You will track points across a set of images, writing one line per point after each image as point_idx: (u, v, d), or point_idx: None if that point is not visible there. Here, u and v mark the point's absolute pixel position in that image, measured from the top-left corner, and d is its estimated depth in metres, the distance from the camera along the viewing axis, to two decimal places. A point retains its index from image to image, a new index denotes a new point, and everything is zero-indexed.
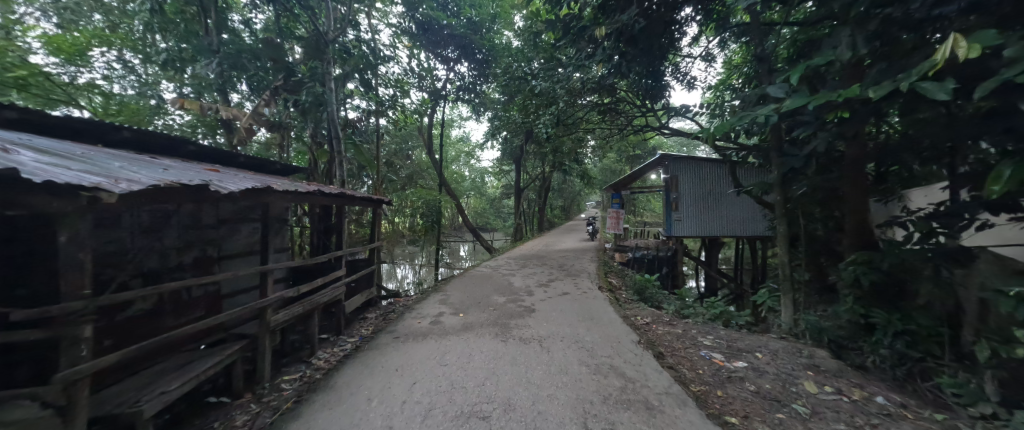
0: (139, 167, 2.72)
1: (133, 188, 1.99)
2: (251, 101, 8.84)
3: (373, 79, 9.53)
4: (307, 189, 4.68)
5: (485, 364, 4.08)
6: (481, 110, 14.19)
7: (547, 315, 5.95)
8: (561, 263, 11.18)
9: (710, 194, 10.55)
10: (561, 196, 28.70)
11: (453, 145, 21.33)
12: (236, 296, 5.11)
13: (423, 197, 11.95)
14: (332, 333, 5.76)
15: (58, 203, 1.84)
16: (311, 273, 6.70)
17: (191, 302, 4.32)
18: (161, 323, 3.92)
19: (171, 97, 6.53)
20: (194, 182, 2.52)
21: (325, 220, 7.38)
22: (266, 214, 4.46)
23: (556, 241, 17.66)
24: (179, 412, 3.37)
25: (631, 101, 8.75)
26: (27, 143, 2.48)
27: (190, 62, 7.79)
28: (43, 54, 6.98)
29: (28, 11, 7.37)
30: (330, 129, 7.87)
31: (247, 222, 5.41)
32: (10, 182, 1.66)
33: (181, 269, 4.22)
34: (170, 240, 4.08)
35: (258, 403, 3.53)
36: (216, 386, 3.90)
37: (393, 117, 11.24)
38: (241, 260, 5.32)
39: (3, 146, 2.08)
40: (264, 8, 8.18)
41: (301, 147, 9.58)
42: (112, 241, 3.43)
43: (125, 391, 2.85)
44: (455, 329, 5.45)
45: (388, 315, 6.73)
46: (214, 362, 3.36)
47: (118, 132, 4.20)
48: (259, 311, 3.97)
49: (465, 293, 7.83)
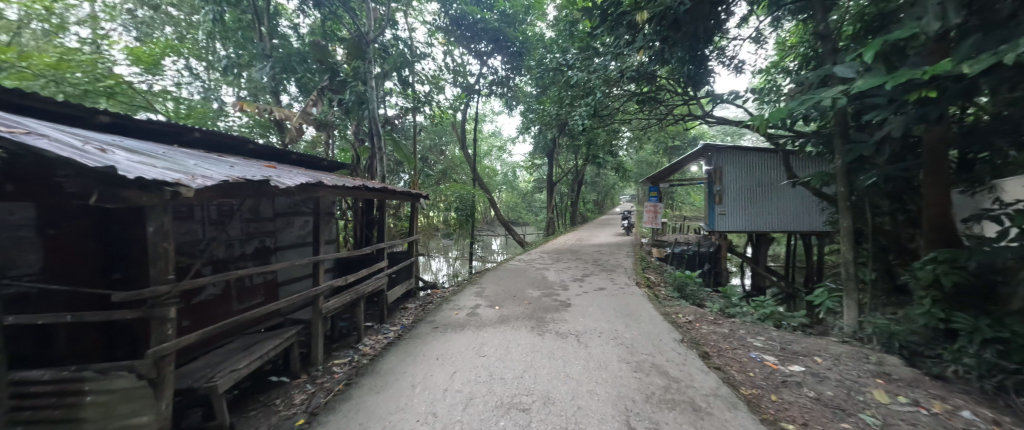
0: (210, 164, 2.97)
1: (206, 184, 2.20)
2: (299, 102, 9.39)
3: (410, 77, 9.76)
4: (354, 184, 4.91)
5: (523, 356, 4.11)
6: (513, 104, 14.16)
7: (584, 309, 5.90)
8: (595, 258, 10.97)
9: (758, 186, 9.87)
10: (594, 190, 28.10)
11: (484, 140, 21.46)
12: (290, 283, 5.48)
13: (456, 191, 12.00)
14: (376, 321, 6.06)
15: (146, 196, 2.05)
16: (355, 265, 7.05)
17: (252, 288, 4.68)
18: (229, 307, 4.31)
19: (231, 101, 7.08)
20: (256, 178, 2.74)
21: (367, 213, 7.73)
22: (317, 207, 4.74)
23: (590, 235, 17.37)
24: (245, 389, 3.69)
25: (672, 89, 8.28)
26: (119, 144, 2.77)
27: (246, 67, 8.38)
28: (125, 65, 7.79)
29: (113, 27, 8.26)
30: (372, 126, 8.20)
31: (299, 215, 5.77)
32: (112, 178, 1.90)
33: (244, 258, 4.60)
34: (234, 233, 4.44)
35: (313, 383, 3.80)
36: (275, 366, 4.21)
37: (429, 113, 11.50)
38: (295, 251, 5.69)
39: (102, 147, 2.34)
40: (310, 12, 8.58)
41: (345, 144, 10.08)
42: (190, 231, 3.81)
43: (202, 367, 3.16)
44: (492, 321, 5.54)
45: (427, 306, 6.96)
46: (275, 344, 3.64)
47: (190, 133, 4.59)
48: (313, 298, 4.25)
49: (500, 286, 7.92)
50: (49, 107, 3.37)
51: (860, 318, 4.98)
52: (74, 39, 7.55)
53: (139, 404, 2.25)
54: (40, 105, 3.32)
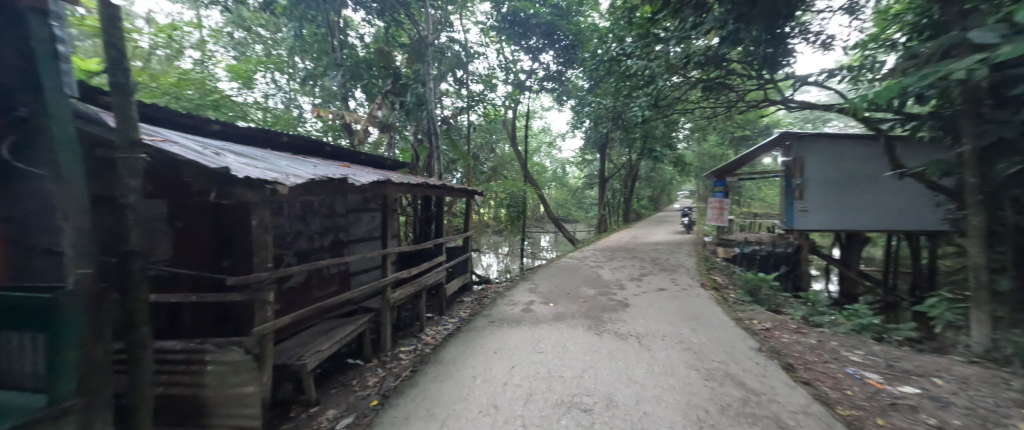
0: (298, 165, 3.31)
1: (297, 183, 2.45)
2: (365, 106, 10.10)
3: (464, 77, 10.01)
4: (417, 182, 5.16)
5: (582, 355, 4.04)
6: (565, 99, 13.93)
7: (644, 310, 5.63)
8: (653, 257, 10.42)
9: (849, 179, 8.66)
10: (649, 186, 26.70)
11: (534, 136, 21.41)
12: (361, 274, 5.93)
13: (508, 188, 12.10)
14: (436, 312, 6.35)
15: (251, 194, 2.35)
16: (415, 258, 7.44)
17: (330, 277, 5.16)
18: (311, 293, 4.79)
19: (309, 108, 7.83)
20: (336, 176, 2.99)
21: (426, 209, 8.12)
22: (384, 203, 5.07)
23: (646, 233, 16.56)
24: (327, 369, 4.10)
25: (743, 74, 7.54)
26: (229, 149, 3.21)
27: (321, 76, 9.20)
28: (226, 81, 8.94)
29: (217, 49, 9.54)
30: (430, 126, 8.56)
31: (368, 212, 6.22)
32: (227, 177, 2.20)
33: (323, 250, 5.07)
34: (315, 227, 4.92)
35: (383, 368, 4.10)
36: (351, 350, 4.61)
37: (482, 112, 11.73)
38: (364, 244, 6.16)
39: (218, 151, 2.73)
40: (375, 21, 9.17)
41: (405, 145, 10.65)
42: (281, 225, 4.29)
43: (293, 345, 3.57)
44: (547, 318, 5.51)
45: (482, 300, 7.14)
46: (351, 329, 3.99)
47: (280, 137, 5.16)
48: (382, 288, 4.57)
49: (554, 284, 7.85)
50: (175, 118, 3.98)
51: (993, 335, 4.14)
52: (189, 61, 8.84)
53: (244, 376, 2.61)
54: (170, 117, 3.94)
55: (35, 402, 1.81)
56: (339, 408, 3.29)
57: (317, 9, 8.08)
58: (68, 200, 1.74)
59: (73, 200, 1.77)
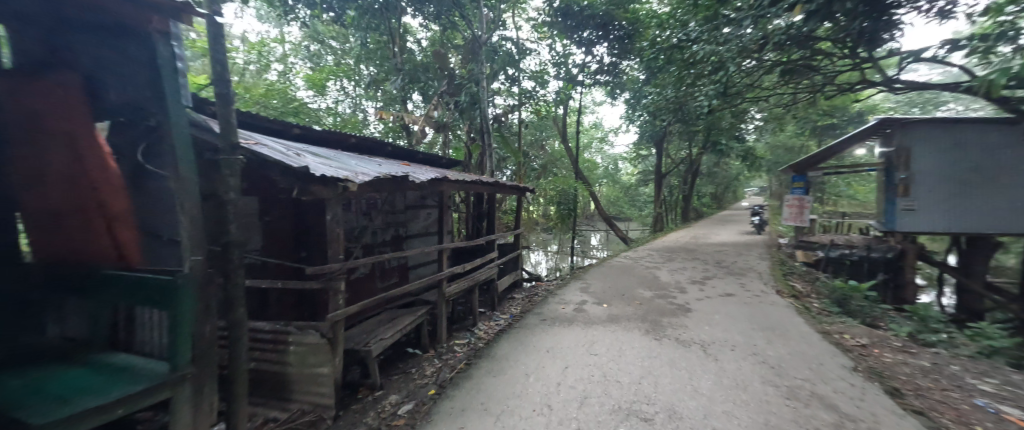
0: (365, 164, 3.55)
1: (366, 181, 2.63)
2: (422, 108, 10.57)
3: (516, 74, 10.02)
4: (471, 179, 5.28)
5: (639, 360, 3.84)
6: (619, 92, 13.37)
7: (709, 316, 5.21)
8: (717, 260, 9.61)
9: (972, 171, 7.24)
10: (711, 182, 24.71)
11: (586, 132, 20.87)
12: (418, 268, 6.22)
13: (559, 185, 11.92)
14: (488, 308, 6.47)
15: (326, 191, 2.56)
16: (468, 254, 7.65)
17: (391, 270, 5.48)
18: (375, 284, 5.13)
19: (373, 111, 8.38)
20: (398, 174, 3.16)
21: (478, 206, 8.31)
22: (441, 200, 5.26)
23: (708, 233, 15.34)
24: (389, 356, 4.38)
25: (831, 54, 6.62)
26: (307, 150, 3.54)
27: (383, 81, 9.80)
28: (304, 89, 9.89)
29: (297, 61, 10.59)
30: (483, 125, 8.70)
31: (425, 208, 6.50)
32: (306, 175, 2.42)
33: (385, 244, 5.40)
34: (379, 222, 5.25)
35: (440, 359, 4.27)
36: (410, 339, 4.87)
37: (534, 109, 11.67)
38: (422, 239, 6.45)
39: (299, 152, 3.03)
40: (431, 26, 9.53)
41: (458, 143, 10.97)
42: (349, 220, 4.65)
43: (360, 332, 3.85)
44: (601, 320, 5.33)
45: (533, 298, 7.13)
46: (410, 320, 4.20)
47: (348, 139, 5.58)
48: (438, 282, 4.75)
49: (607, 284, 7.58)
50: (264, 124, 4.48)
51: None
52: (275, 73, 9.92)
53: (319, 357, 2.88)
54: (260, 123, 4.44)
55: (161, 368, 2.17)
56: (401, 394, 3.50)
57: (380, 18, 8.58)
58: (185, 193, 2.12)
59: (188, 194, 2.14)
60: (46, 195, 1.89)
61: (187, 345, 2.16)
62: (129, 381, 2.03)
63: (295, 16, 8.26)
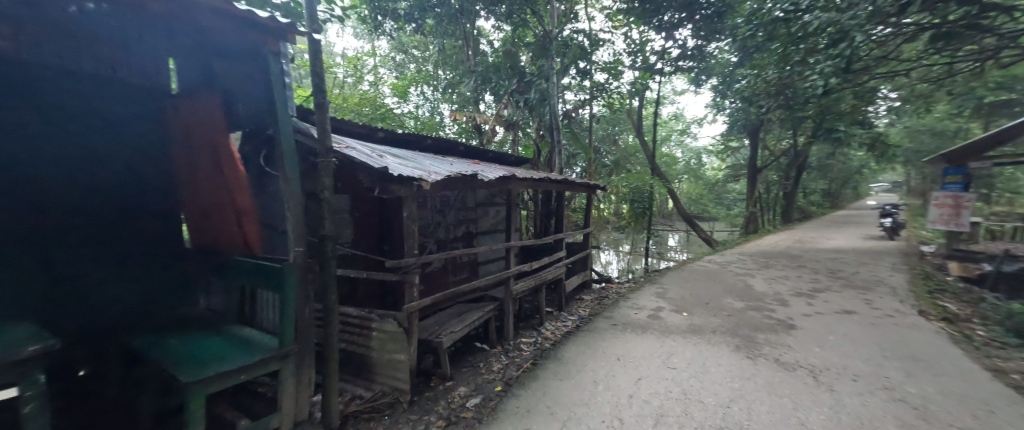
0: (439, 164, 3.73)
1: (438, 180, 2.74)
2: (493, 107, 10.81)
3: (588, 67, 9.64)
4: (539, 176, 5.21)
5: (726, 379, 3.38)
6: (705, 78, 12.07)
7: (818, 336, 4.40)
8: (830, 268, 8.10)
9: None
10: (822, 177, 20.97)
11: (665, 125, 19.32)
12: (488, 264, 6.38)
13: (632, 182, 11.20)
14: (556, 307, 6.36)
15: (404, 189, 2.74)
16: (537, 252, 7.62)
17: (462, 265, 5.71)
18: (447, 278, 5.39)
19: (449, 113, 8.85)
20: (467, 172, 3.24)
21: (547, 204, 8.21)
22: (509, 198, 5.30)
23: (817, 237, 13.05)
24: (460, 348, 4.56)
25: (1014, 6, 5.04)
26: (390, 151, 3.83)
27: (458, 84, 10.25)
28: (391, 97, 10.86)
29: (384, 71, 11.66)
30: (553, 121, 8.57)
31: (495, 206, 6.62)
32: (387, 175, 2.61)
33: (457, 240, 5.64)
34: (451, 219, 5.49)
35: (507, 356, 4.30)
36: (479, 334, 5.01)
37: (606, 103, 11.13)
38: (491, 236, 6.59)
39: (382, 154, 3.29)
40: (504, 26, 9.68)
41: (528, 141, 10.98)
42: (425, 217, 4.95)
43: (433, 323, 4.06)
44: (680, 329, 4.85)
45: (603, 301, 6.82)
46: (479, 314, 4.31)
47: (425, 140, 5.94)
48: (505, 279, 4.80)
49: (688, 290, 6.89)
50: (355, 130, 4.99)
51: None
52: (366, 84, 11.02)
53: (396, 345, 3.07)
54: (352, 129, 4.96)
55: (272, 343, 2.53)
56: (469, 387, 3.60)
57: (456, 23, 8.96)
58: (289, 190, 2.44)
59: (291, 191, 2.46)
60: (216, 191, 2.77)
61: (290, 324, 2.49)
62: (250, 351, 2.41)
63: (383, 31, 9.12)
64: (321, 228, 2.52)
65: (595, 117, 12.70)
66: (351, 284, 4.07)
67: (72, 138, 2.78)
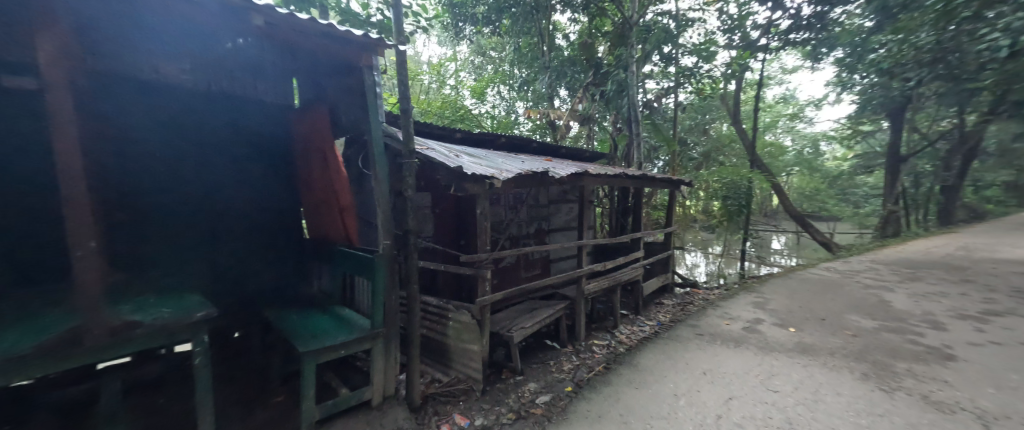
0: (511, 162, 3.79)
1: (509, 177, 2.78)
2: (568, 102, 10.60)
3: (673, 52, 8.84)
4: (615, 172, 4.96)
5: (848, 413, 2.81)
6: (825, 51, 10.12)
7: (990, 373, 3.39)
8: (1013, 286, 6.17)
9: None
10: (1003, 166, 16.06)
11: (770, 110, 16.64)
12: (560, 262, 6.32)
13: (726, 175, 9.82)
14: (632, 311, 6.02)
15: (477, 187, 2.84)
16: (612, 252, 7.29)
17: (533, 262, 5.75)
18: (518, 274, 5.49)
19: (524, 111, 8.97)
20: (538, 169, 3.23)
21: (624, 201, 7.79)
22: (582, 195, 5.16)
23: (992, 243, 10.05)
24: (531, 344, 4.60)
25: None
26: (465, 151, 4.01)
27: (533, 81, 10.29)
28: (470, 98, 11.44)
29: (464, 75, 12.29)
30: (632, 113, 8.07)
31: (568, 203, 6.50)
32: (463, 174, 2.74)
33: (529, 237, 5.68)
34: (523, 216, 5.56)
35: (578, 358, 4.21)
36: (550, 332, 4.99)
37: (695, 89, 10.08)
38: (564, 234, 6.50)
39: (458, 154, 3.46)
40: (580, 18, 9.41)
41: (604, 135, 10.54)
42: (497, 214, 5.11)
43: (505, 317, 4.16)
44: (784, 347, 4.19)
45: (687, 307, 6.23)
46: (550, 312, 4.29)
47: (499, 139, 6.11)
48: (577, 278, 4.70)
49: (795, 302, 5.91)
50: (437, 132, 5.36)
51: None
52: (448, 87, 11.70)
53: (469, 335, 3.22)
54: (434, 131, 5.33)
55: (365, 323, 2.86)
56: (539, 384, 3.61)
57: (532, 21, 9.00)
58: (379, 189, 2.72)
59: (381, 190, 2.74)
60: (324, 191, 3.26)
61: (379, 309, 2.78)
62: (347, 329, 2.76)
63: (463, 35, 9.59)
64: (405, 223, 2.76)
65: (681, 106, 11.61)
66: (431, 275, 4.40)
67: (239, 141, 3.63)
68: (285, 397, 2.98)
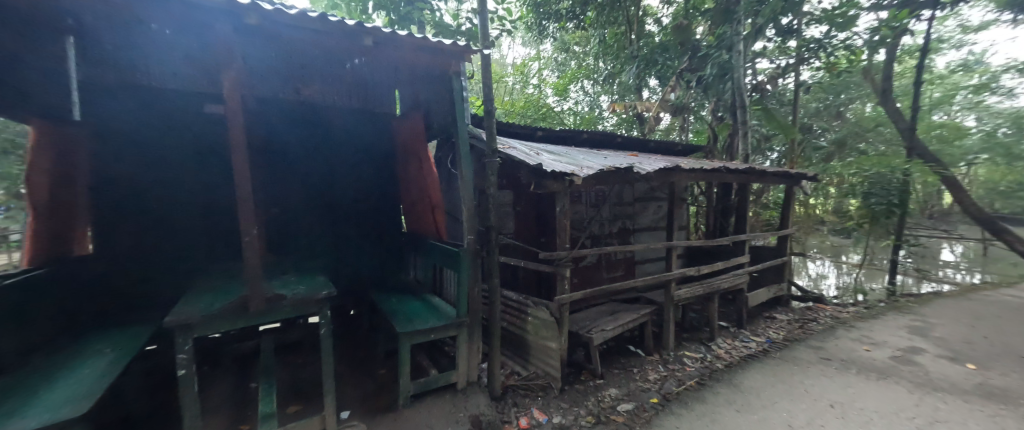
0: (593, 158, 3.67)
1: (590, 174, 2.69)
2: (659, 91, 9.79)
3: (794, 23, 7.43)
4: (714, 166, 4.42)
5: None
6: None
7: None
8: None
9: None
10: None
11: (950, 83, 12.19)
12: (647, 264, 5.91)
13: (869, 167, 7.99)
14: (733, 323, 5.32)
15: (557, 185, 2.82)
16: (710, 256, 6.53)
17: (616, 262, 5.49)
18: (600, 274, 5.31)
19: (608, 105, 8.64)
20: (622, 165, 3.06)
21: (725, 199, 6.90)
22: (672, 192, 4.73)
23: None
24: (612, 348, 4.41)
25: None
26: (546, 149, 4.03)
27: (619, 73, 9.75)
28: (552, 96, 11.43)
29: (547, 72, 12.27)
30: (737, 98, 7.06)
31: (656, 200, 6.03)
32: (544, 172, 2.76)
33: (612, 236, 5.44)
34: (605, 214, 5.34)
35: (666, 369, 3.89)
36: (634, 338, 4.70)
37: (825, 64, 8.31)
38: (651, 234, 6.05)
39: (538, 151, 3.49)
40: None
41: (702, 125, 9.46)
42: (578, 211, 5.02)
43: (584, 318, 4.06)
44: (956, 390, 3.26)
45: (808, 326, 5.25)
46: (633, 316, 4.04)
47: (581, 135, 5.97)
48: (665, 283, 4.35)
49: (977, 336, 4.52)
50: (519, 131, 5.48)
51: None
52: (531, 87, 12.13)
53: (548, 333, 3.24)
54: (517, 131, 5.47)
55: (451, 312, 3.09)
56: (621, 391, 3.44)
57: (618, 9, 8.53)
58: (464, 187, 2.90)
59: (466, 189, 2.91)
60: (419, 189, 3.61)
61: (463, 300, 2.96)
62: (436, 316, 3.02)
63: (547, 33, 9.56)
64: (488, 220, 2.89)
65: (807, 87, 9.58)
66: (512, 271, 4.54)
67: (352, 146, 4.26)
68: (386, 371, 3.38)
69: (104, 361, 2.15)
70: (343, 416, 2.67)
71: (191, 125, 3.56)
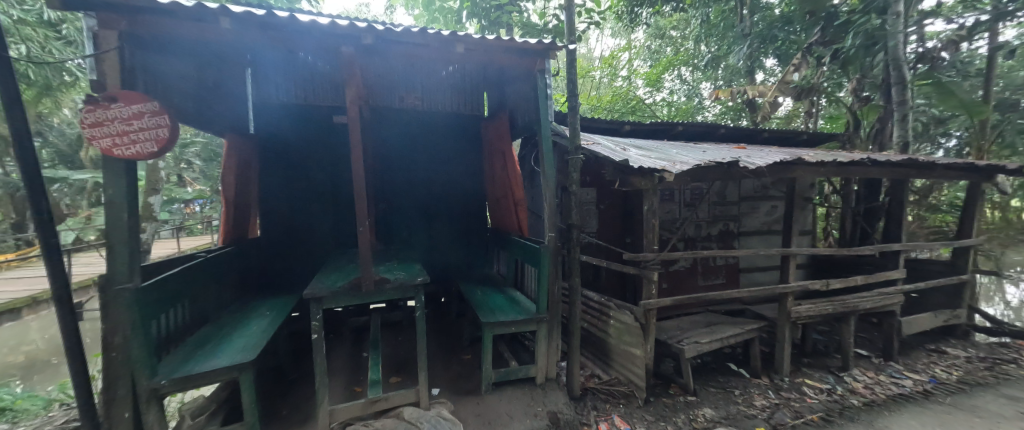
0: (689, 152, 3.34)
1: (685, 169, 2.45)
2: (776, 73, 8.39)
3: None
4: (852, 158, 3.61)
5: None
6: None
7: None
8: None
9: None
10: None
11: None
12: (755, 272, 5.15)
13: None
14: (877, 353, 4.30)
15: (644, 181, 2.65)
16: (844, 268, 5.37)
17: (715, 269, 4.91)
18: (694, 281, 4.83)
19: (710, 92, 7.76)
20: (725, 159, 2.71)
21: (869, 199, 5.58)
22: (792, 190, 4.01)
23: None
24: (708, 365, 3.96)
25: None
26: (634, 143, 3.81)
27: (725, 56, 8.62)
28: (643, 87, 10.74)
29: (639, 62, 11.51)
30: (891, 72, 5.61)
31: (770, 200, 5.19)
32: (631, 169, 2.62)
33: (710, 239, 4.89)
34: (703, 214, 4.82)
35: (778, 396, 3.35)
36: (736, 357, 4.15)
37: None
38: (763, 239, 5.24)
39: (626, 147, 3.32)
40: None
41: (837, 109, 7.81)
42: (670, 211, 4.65)
43: (675, 327, 3.74)
44: None
45: (1001, 368, 3.95)
46: (736, 332, 3.56)
47: (676, 128, 5.47)
48: (779, 296, 3.73)
49: None
50: (606, 126, 5.28)
51: None
52: (620, 80, 11.62)
53: (632, 338, 3.07)
54: (604, 126, 5.29)
55: (531, 307, 3.14)
56: (719, 412, 3.08)
57: None
58: (547, 185, 2.91)
59: (548, 186, 2.92)
60: (504, 187, 3.75)
61: (544, 297, 2.98)
62: (518, 310, 3.10)
63: (639, 21, 8.92)
64: (569, 217, 2.86)
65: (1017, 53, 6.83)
66: (595, 271, 4.41)
67: (446, 148, 4.65)
68: (472, 357, 3.62)
69: (266, 321, 2.75)
70: (434, 392, 2.94)
71: (325, 135, 4.33)
